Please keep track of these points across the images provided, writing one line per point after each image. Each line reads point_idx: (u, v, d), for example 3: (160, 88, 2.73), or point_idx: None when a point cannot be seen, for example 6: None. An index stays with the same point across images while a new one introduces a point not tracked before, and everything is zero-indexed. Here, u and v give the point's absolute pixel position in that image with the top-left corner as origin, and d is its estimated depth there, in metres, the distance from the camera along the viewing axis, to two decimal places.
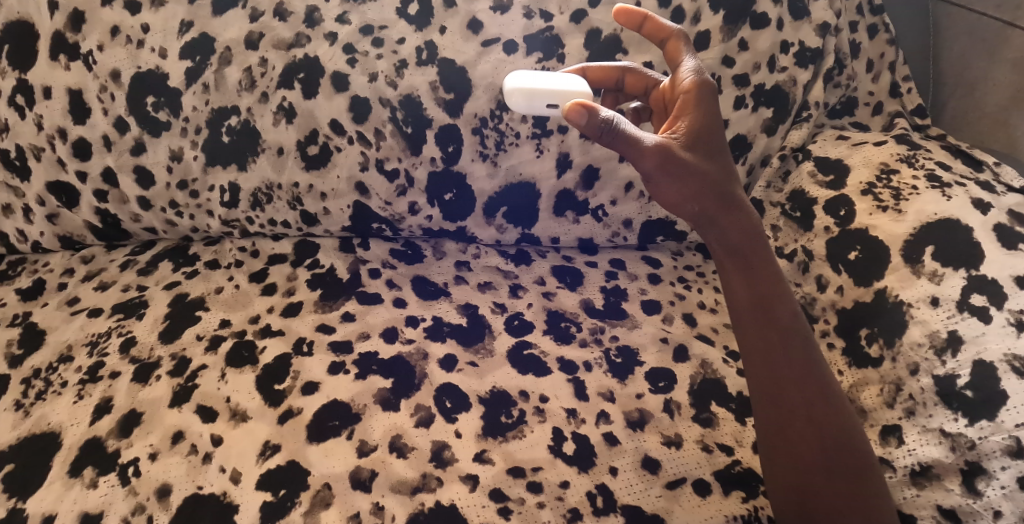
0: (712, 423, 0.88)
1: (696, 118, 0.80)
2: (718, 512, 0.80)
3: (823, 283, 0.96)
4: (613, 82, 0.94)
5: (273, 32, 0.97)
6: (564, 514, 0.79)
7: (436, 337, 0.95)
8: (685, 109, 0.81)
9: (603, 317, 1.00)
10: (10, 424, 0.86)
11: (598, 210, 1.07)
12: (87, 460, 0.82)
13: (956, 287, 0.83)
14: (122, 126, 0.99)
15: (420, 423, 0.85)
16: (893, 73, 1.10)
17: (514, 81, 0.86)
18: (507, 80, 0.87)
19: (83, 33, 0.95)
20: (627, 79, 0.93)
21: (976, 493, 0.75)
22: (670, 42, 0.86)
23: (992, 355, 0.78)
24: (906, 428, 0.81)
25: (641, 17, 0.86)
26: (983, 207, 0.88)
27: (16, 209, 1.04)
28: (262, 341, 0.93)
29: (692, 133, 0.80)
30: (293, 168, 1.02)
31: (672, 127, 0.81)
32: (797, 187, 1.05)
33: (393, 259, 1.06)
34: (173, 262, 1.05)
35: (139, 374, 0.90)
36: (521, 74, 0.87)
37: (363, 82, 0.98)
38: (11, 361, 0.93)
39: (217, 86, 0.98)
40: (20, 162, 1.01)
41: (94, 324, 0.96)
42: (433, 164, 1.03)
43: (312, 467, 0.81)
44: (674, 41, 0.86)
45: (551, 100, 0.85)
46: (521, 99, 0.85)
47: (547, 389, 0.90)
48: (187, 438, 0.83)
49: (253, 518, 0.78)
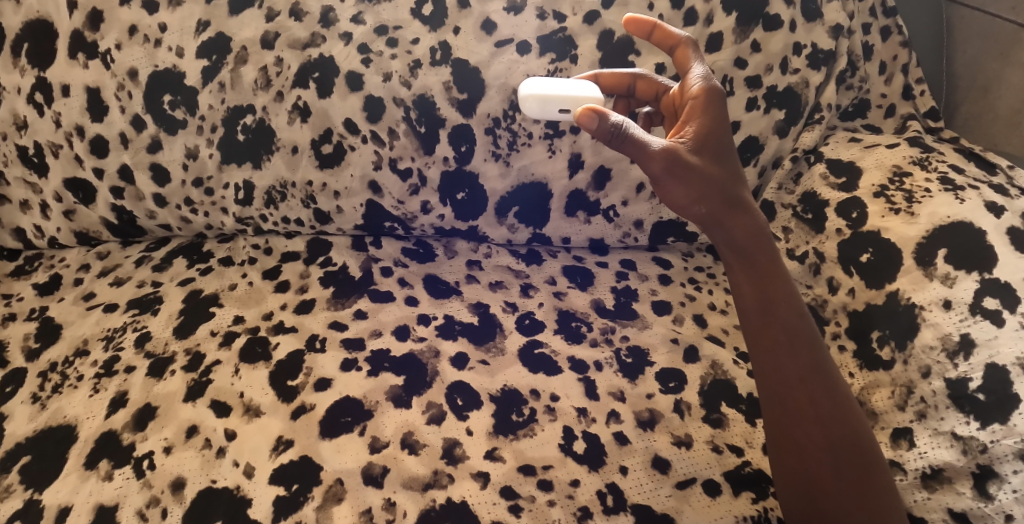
0: (722, 424, 0.88)
1: (703, 122, 0.80)
2: (728, 513, 0.80)
3: (835, 285, 0.96)
4: (623, 89, 0.94)
5: (288, 31, 0.97)
6: (574, 512, 0.80)
7: (447, 336, 0.96)
8: (693, 114, 0.81)
9: (614, 317, 1.00)
10: (28, 416, 0.88)
11: (610, 210, 1.08)
12: (102, 453, 0.83)
13: (968, 290, 0.83)
14: (139, 124, 1.00)
15: (431, 420, 0.86)
16: (907, 75, 1.09)
17: (527, 87, 0.87)
18: (521, 87, 0.88)
19: (101, 32, 0.96)
20: (638, 86, 0.93)
21: (988, 497, 0.74)
22: (678, 48, 0.87)
23: (1004, 359, 0.78)
24: (917, 431, 0.81)
25: (650, 26, 0.86)
26: (996, 210, 0.87)
27: (34, 205, 1.06)
28: (275, 337, 0.94)
29: (700, 137, 0.80)
30: (307, 167, 1.03)
31: (680, 131, 0.81)
32: (809, 189, 1.05)
33: (405, 257, 1.07)
34: (187, 259, 1.06)
35: (154, 368, 0.91)
36: (534, 80, 0.87)
37: (377, 82, 0.99)
38: (28, 354, 0.94)
39: (232, 85, 0.99)
40: (39, 159, 1.02)
41: (110, 318, 0.97)
42: (446, 163, 1.04)
43: (325, 462, 0.82)
44: (683, 49, 0.86)
45: (563, 106, 0.85)
46: (535, 104, 0.86)
47: (557, 389, 0.90)
48: (201, 432, 0.84)
49: (266, 511, 0.79)
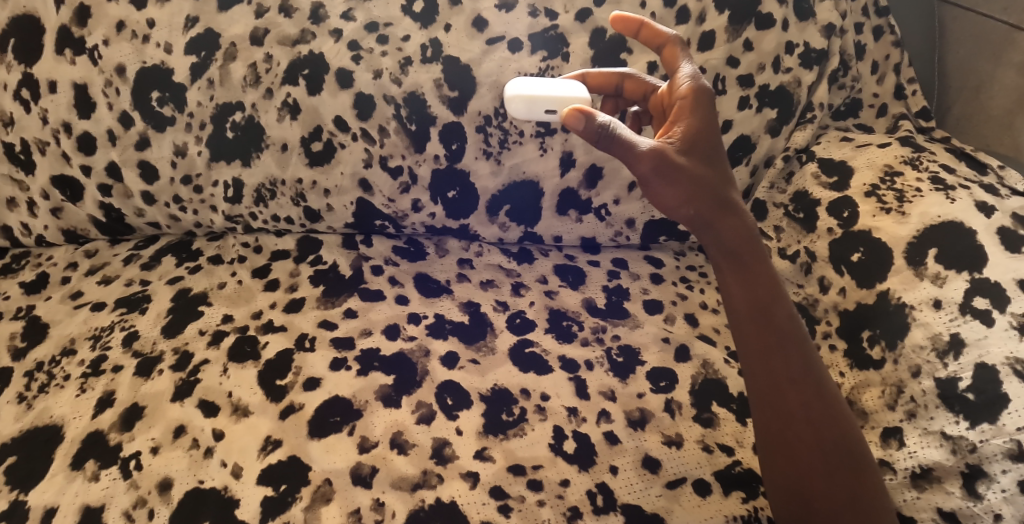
0: (713, 423, 0.88)
1: (692, 123, 0.80)
2: (718, 512, 0.80)
3: (826, 284, 0.96)
4: (612, 88, 0.94)
5: (278, 28, 0.97)
6: (564, 512, 0.79)
7: (438, 335, 0.95)
8: (682, 114, 0.81)
9: (605, 316, 1.00)
10: (13, 416, 0.87)
11: (602, 209, 1.07)
12: (89, 453, 0.82)
13: (959, 290, 0.83)
14: (127, 121, 0.99)
15: (421, 420, 0.86)
16: (898, 75, 1.09)
17: (514, 87, 0.86)
18: (507, 87, 0.88)
19: (89, 28, 0.95)
20: (626, 85, 0.93)
21: (976, 496, 0.74)
22: (666, 47, 0.86)
23: (994, 359, 0.78)
24: (906, 430, 0.81)
25: (638, 24, 0.86)
26: (986, 210, 0.87)
27: (21, 203, 1.04)
28: (264, 337, 0.94)
29: (688, 137, 0.79)
30: (297, 164, 1.02)
31: (668, 132, 0.81)
32: (800, 188, 1.05)
33: (396, 256, 1.07)
34: (176, 257, 1.06)
35: (142, 367, 0.90)
36: (521, 80, 0.87)
37: (368, 79, 0.98)
38: (14, 354, 0.93)
39: (221, 82, 0.98)
40: (25, 156, 1.01)
41: (97, 317, 0.97)
42: (437, 161, 1.03)
43: (313, 463, 0.81)
44: (671, 47, 0.86)
45: (550, 106, 0.85)
46: (521, 105, 0.85)
47: (548, 388, 0.90)
48: (188, 432, 0.84)
49: (254, 512, 0.78)
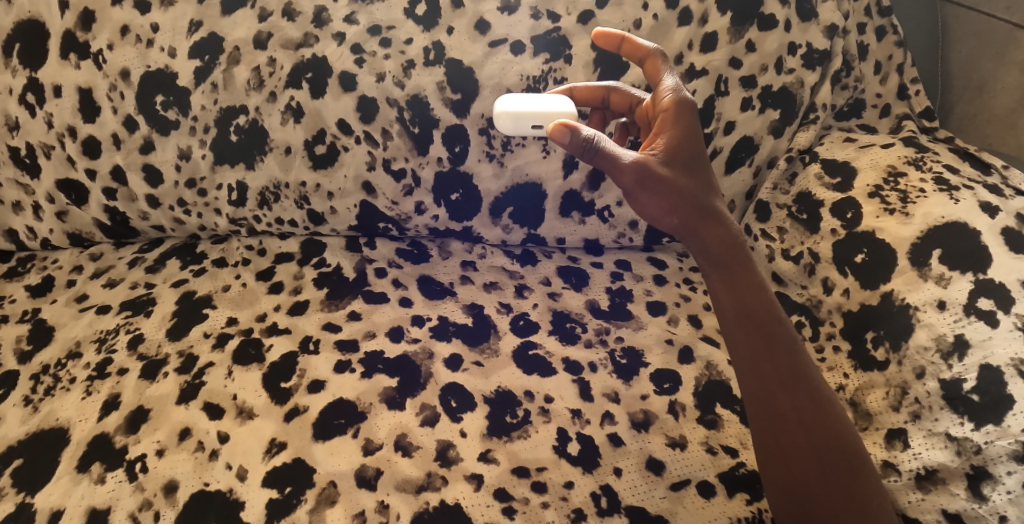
0: (717, 425, 0.88)
1: (674, 134, 0.80)
2: (722, 514, 0.80)
3: (829, 285, 0.96)
4: (598, 101, 0.94)
5: (282, 32, 0.97)
6: (568, 514, 0.80)
7: (442, 337, 0.95)
8: (663, 126, 0.81)
9: (609, 318, 1.00)
10: (19, 419, 0.87)
11: (605, 210, 1.07)
12: (95, 456, 0.82)
13: (962, 291, 0.83)
14: (131, 125, 0.99)
15: (425, 422, 0.86)
16: (901, 75, 1.09)
17: (501, 104, 0.87)
18: (496, 104, 0.88)
19: (93, 32, 0.96)
20: (612, 98, 0.93)
21: (982, 497, 0.74)
22: (648, 60, 0.86)
23: (999, 360, 0.78)
24: (911, 431, 0.81)
25: (619, 39, 0.86)
26: (991, 211, 0.87)
27: (26, 206, 1.05)
28: (269, 339, 0.94)
29: (670, 148, 0.80)
30: (300, 167, 1.02)
31: (651, 144, 0.81)
32: (803, 189, 1.04)
33: (399, 258, 1.07)
34: (181, 259, 1.06)
35: (147, 370, 0.90)
36: (510, 97, 0.88)
37: (371, 82, 0.99)
38: (21, 356, 0.94)
39: (225, 86, 0.98)
40: (31, 160, 1.01)
41: (103, 320, 0.97)
42: (440, 164, 1.03)
43: (318, 465, 0.82)
44: (653, 60, 0.86)
45: (536, 122, 0.85)
46: (508, 122, 0.86)
47: (551, 390, 0.90)
48: (194, 435, 0.84)
49: (259, 515, 0.78)
